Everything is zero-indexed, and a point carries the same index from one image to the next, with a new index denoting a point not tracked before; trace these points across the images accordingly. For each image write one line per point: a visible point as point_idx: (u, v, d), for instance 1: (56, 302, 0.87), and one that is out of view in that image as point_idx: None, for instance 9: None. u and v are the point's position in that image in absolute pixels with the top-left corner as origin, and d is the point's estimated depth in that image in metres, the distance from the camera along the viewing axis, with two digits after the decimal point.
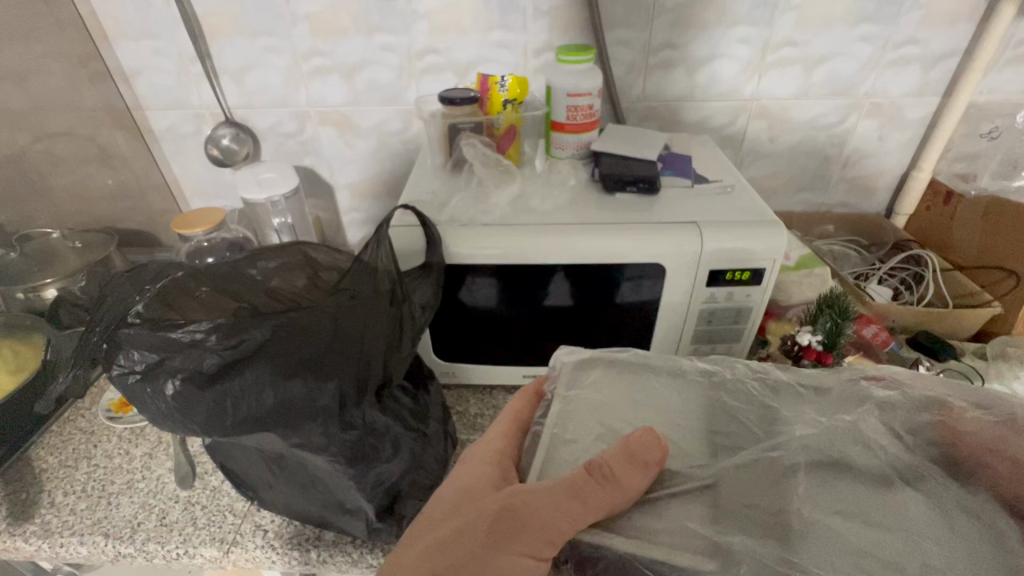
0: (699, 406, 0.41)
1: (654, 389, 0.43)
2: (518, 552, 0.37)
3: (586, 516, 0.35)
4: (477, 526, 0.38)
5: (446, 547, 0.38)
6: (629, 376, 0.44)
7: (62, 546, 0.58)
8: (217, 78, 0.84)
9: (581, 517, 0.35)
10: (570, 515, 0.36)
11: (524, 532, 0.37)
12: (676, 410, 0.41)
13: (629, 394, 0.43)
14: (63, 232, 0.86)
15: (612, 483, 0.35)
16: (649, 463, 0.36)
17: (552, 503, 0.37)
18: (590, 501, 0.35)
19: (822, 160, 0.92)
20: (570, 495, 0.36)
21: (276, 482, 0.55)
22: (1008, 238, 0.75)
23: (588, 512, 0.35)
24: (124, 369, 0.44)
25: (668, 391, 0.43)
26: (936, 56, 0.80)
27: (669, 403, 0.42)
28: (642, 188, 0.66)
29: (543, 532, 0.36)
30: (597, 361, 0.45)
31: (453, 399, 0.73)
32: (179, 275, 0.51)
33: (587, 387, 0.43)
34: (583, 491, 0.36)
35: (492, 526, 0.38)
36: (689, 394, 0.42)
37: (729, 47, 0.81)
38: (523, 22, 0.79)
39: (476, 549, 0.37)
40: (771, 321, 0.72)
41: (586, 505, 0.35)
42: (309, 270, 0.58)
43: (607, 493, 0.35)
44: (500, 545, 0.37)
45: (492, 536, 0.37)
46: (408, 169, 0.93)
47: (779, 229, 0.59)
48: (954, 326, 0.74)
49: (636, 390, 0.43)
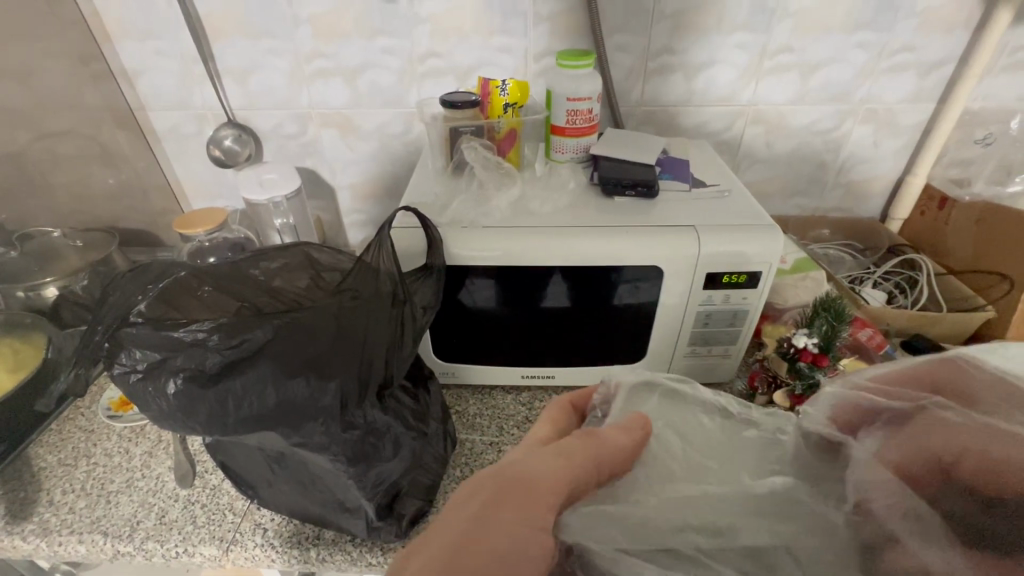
0: (753, 452, 0.41)
1: (686, 418, 0.45)
2: (528, 520, 0.35)
3: (589, 472, 0.39)
4: (473, 494, 0.37)
5: (441, 525, 0.35)
6: (668, 406, 0.46)
7: (61, 544, 0.59)
8: (220, 80, 0.84)
9: (583, 472, 0.39)
10: (570, 471, 0.38)
11: (531, 493, 0.37)
12: (729, 448, 0.42)
13: (659, 417, 0.45)
14: (64, 231, 0.90)
15: (601, 439, 0.41)
16: (633, 427, 0.42)
17: (546, 464, 0.39)
18: (580, 453, 0.40)
19: (818, 165, 0.93)
20: (563, 454, 0.40)
21: (276, 481, 0.56)
22: (1001, 243, 0.76)
23: (582, 462, 0.39)
24: (126, 369, 0.45)
25: (700, 417, 0.45)
26: (932, 63, 0.81)
27: (721, 444, 0.42)
28: (640, 192, 0.66)
29: (542, 488, 0.37)
30: (653, 385, 0.48)
31: (452, 399, 0.73)
32: (182, 275, 0.52)
33: (634, 406, 0.46)
34: (574, 446, 0.40)
35: (489, 500, 0.36)
36: (716, 422, 0.44)
37: (727, 52, 0.82)
38: (524, 28, 0.80)
39: (473, 523, 0.35)
40: (767, 323, 0.74)
41: (578, 457, 0.39)
42: (311, 270, 0.58)
43: (594, 443, 0.40)
44: (509, 513, 0.36)
45: (491, 510, 0.36)
46: (409, 171, 0.94)
47: (776, 233, 0.60)
48: (949, 330, 0.75)
49: (669, 414, 0.45)
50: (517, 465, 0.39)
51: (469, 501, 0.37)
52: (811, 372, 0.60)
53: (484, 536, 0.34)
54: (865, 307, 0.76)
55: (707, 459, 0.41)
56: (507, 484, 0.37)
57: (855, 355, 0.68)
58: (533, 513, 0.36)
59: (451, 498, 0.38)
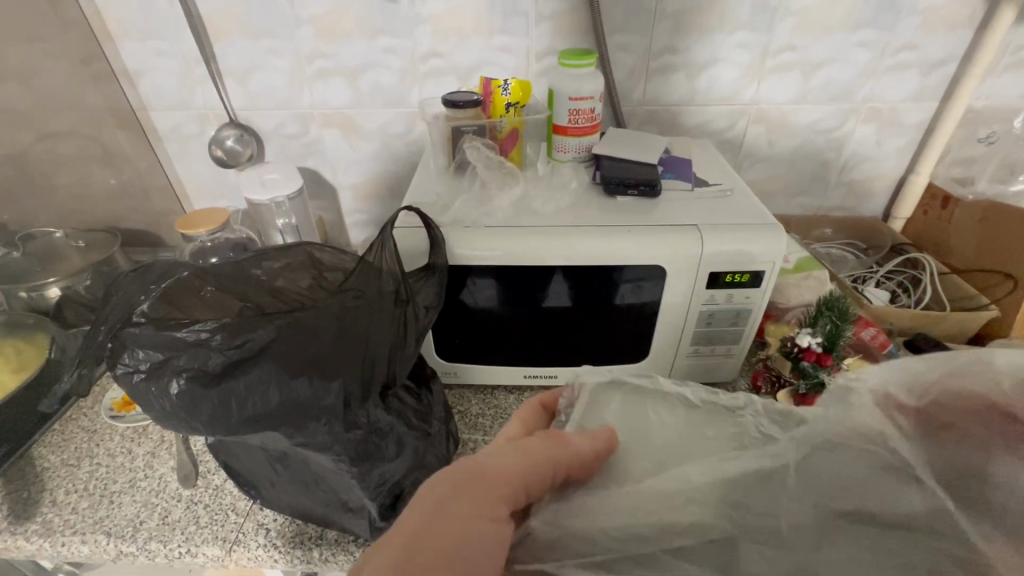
0: (726, 441, 0.38)
1: (650, 415, 0.42)
2: (485, 514, 0.36)
3: (544, 475, 0.38)
4: (436, 489, 0.37)
5: (403, 524, 0.36)
6: (632, 402, 0.44)
7: (63, 544, 0.59)
8: (221, 80, 0.84)
9: (539, 472, 0.38)
10: (530, 471, 0.38)
11: (488, 489, 0.37)
12: (702, 441, 0.39)
13: (621, 418, 0.43)
14: (67, 232, 0.90)
15: (564, 440, 0.39)
16: (600, 435, 0.39)
17: (505, 461, 0.39)
18: (541, 453, 0.39)
19: (820, 164, 0.92)
20: (524, 451, 0.39)
21: (279, 480, 0.56)
22: (1004, 241, 0.76)
23: (541, 463, 0.38)
24: (129, 368, 0.44)
25: (666, 410, 0.42)
26: (934, 62, 0.81)
27: (690, 437, 0.39)
28: (643, 192, 0.66)
29: (499, 486, 0.37)
30: (616, 384, 0.46)
31: (454, 398, 0.73)
32: (186, 276, 0.52)
33: (597, 409, 0.44)
34: (535, 445, 0.40)
35: (449, 495, 0.37)
36: (678, 417, 0.41)
37: (729, 52, 0.82)
38: (525, 28, 0.80)
39: (432, 520, 0.35)
40: (770, 323, 0.74)
41: (538, 456, 0.39)
42: (313, 270, 0.58)
43: (557, 444, 0.39)
44: (462, 505, 0.36)
45: (448, 504, 0.36)
46: (411, 171, 0.94)
47: (780, 232, 0.60)
48: (953, 330, 0.75)
49: (630, 415, 0.43)
50: (477, 459, 0.39)
51: (427, 493, 0.37)
52: (815, 372, 0.60)
53: (441, 532, 0.35)
54: (869, 306, 0.76)
55: (675, 452, 0.38)
56: (465, 475, 0.38)
57: (860, 355, 0.67)
58: (484, 509, 0.36)
59: (416, 493, 0.38)
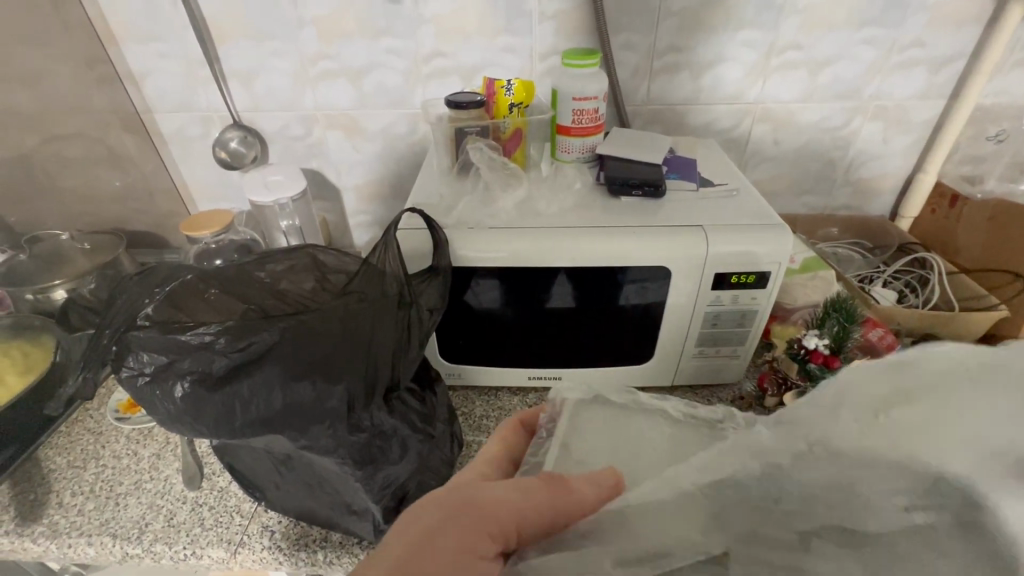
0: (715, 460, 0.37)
1: (634, 435, 0.41)
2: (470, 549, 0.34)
3: (539, 522, 0.34)
4: (429, 514, 0.36)
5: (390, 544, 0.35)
6: (613, 419, 0.43)
7: (70, 546, 0.59)
8: (226, 82, 0.85)
9: (535, 520, 0.34)
10: (525, 514, 0.35)
11: (478, 521, 0.35)
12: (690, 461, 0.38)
13: (607, 438, 0.42)
14: (72, 234, 0.90)
15: (567, 488, 0.35)
16: (606, 485, 0.35)
17: (502, 497, 0.36)
18: (540, 499, 0.35)
19: (826, 163, 0.92)
20: (525, 492, 0.36)
21: (283, 482, 0.56)
22: (1013, 241, 0.75)
23: (538, 510, 0.34)
24: (133, 372, 0.44)
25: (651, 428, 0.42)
26: (942, 59, 0.80)
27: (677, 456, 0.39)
28: (647, 192, 0.66)
29: (489, 522, 0.35)
30: (599, 400, 0.44)
31: (459, 400, 0.73)
32: (190, 278, 0.52)
33: (581, 426, 0.43)
34: (538, 488, 0.36)
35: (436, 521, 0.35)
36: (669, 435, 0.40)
37: (734, 50, 0.81)
38: (529, 27, 0.80)
39: (413, 545, 0.34)
40: (775, 324, 0.73)
41: (538, 501, 0.35)
42: (317, 272, 0.58)
43: (561, 492, 0.35)
44: (448, 539, 0.35)
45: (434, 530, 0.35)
46: (414, 171, 0.93)
47: (785, 233, 0.59)
48: (961, 330, 0.74)
49: (618, 432, 0.42)
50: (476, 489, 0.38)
51: (419, 520, 0.36)
52: (822, 373, 0.59)
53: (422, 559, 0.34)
54: (875, 306, 0.75)
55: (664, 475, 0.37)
56: (459, 504, 0.36)
57: (867, 356, 0.67)
58: (471, 545, 0.34)
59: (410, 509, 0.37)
